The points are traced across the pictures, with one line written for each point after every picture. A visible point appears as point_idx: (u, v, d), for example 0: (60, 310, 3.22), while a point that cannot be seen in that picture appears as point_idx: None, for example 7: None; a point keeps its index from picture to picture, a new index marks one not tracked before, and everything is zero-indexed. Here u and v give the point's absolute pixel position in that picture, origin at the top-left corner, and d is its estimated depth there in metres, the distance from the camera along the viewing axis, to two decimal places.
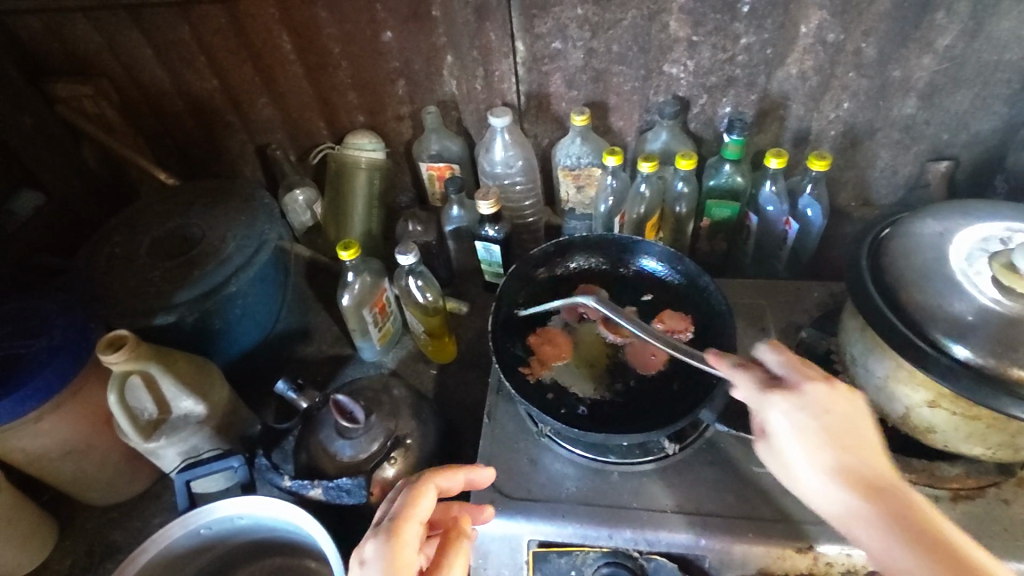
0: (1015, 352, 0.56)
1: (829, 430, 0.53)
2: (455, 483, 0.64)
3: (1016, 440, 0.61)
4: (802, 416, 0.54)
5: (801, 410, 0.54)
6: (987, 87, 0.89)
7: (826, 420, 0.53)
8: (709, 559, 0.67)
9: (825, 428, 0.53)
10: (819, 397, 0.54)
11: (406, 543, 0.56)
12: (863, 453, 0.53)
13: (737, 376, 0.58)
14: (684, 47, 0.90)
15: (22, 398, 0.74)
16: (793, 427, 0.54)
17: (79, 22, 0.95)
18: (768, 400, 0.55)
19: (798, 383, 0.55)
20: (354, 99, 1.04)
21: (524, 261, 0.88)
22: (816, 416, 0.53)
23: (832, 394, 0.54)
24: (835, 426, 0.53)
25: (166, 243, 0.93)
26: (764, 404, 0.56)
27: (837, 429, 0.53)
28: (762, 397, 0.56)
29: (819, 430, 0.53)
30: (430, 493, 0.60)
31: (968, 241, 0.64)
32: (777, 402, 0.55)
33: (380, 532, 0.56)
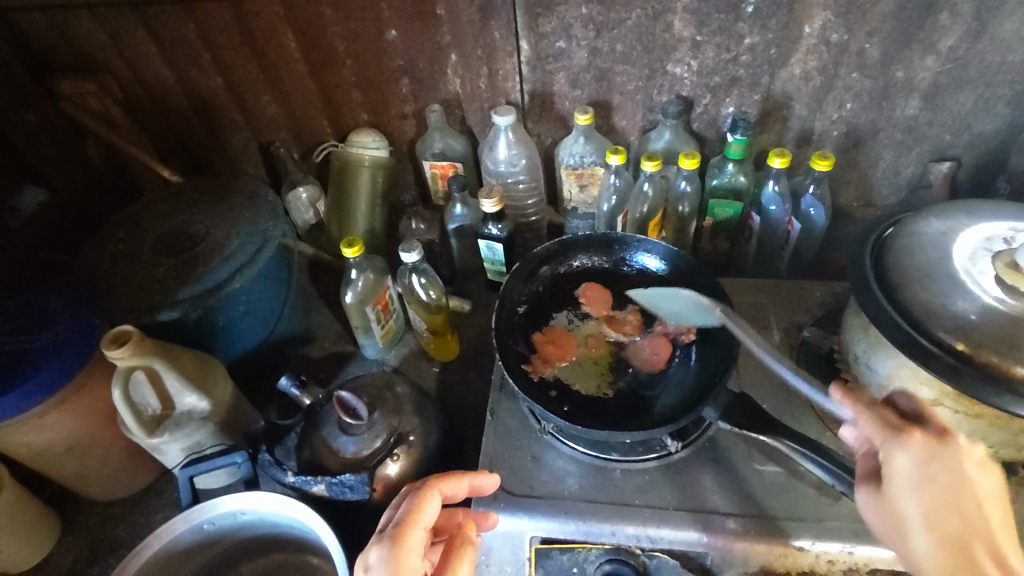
0: (1019, 351, 0.56)
1: (948, 488, 0.50)
2: (461, 489, 0.65)
3: (1018, 438, 0.62)
4: (933, 469, 0.50)
5: (927, 461, 0.51)
6: (990, 88, 0.89)
7: (949, 478, 0.50)
8: (711, 557, 0.66)
9: (948, 485, 0.50)
10: (947, 459, 0.50)
11: (409, 550, 0.57)
12: (983, 517, 0.49)
13: (860, 414, 0.55)
14: (687, 47, 0.91)
15: (27, 393, 0.74)
16: (914, 479, 0.51)
17: (85, 19, 0.95)
18: (894, 445, 0.53)
19: (930, 437, 0.52)
20: (358, 98, 1.05)
21: (527, 259, 0.88)
22: (940, 470, 0.50)
23: (963, 459, 0.50)
24: (959, 485, 0.50)
25: (170, 239, 0.93)
26: (889, 448, 0.53)
27: (959, 487, 0.50)
28: (886, 438, 0.53)
29: (941, 487, 0.50)
30: (435, 500, 0.62)
31: (972, 241, 0.65)
32: (902, 448, 0.52)
33: (384, 539, 0.58)
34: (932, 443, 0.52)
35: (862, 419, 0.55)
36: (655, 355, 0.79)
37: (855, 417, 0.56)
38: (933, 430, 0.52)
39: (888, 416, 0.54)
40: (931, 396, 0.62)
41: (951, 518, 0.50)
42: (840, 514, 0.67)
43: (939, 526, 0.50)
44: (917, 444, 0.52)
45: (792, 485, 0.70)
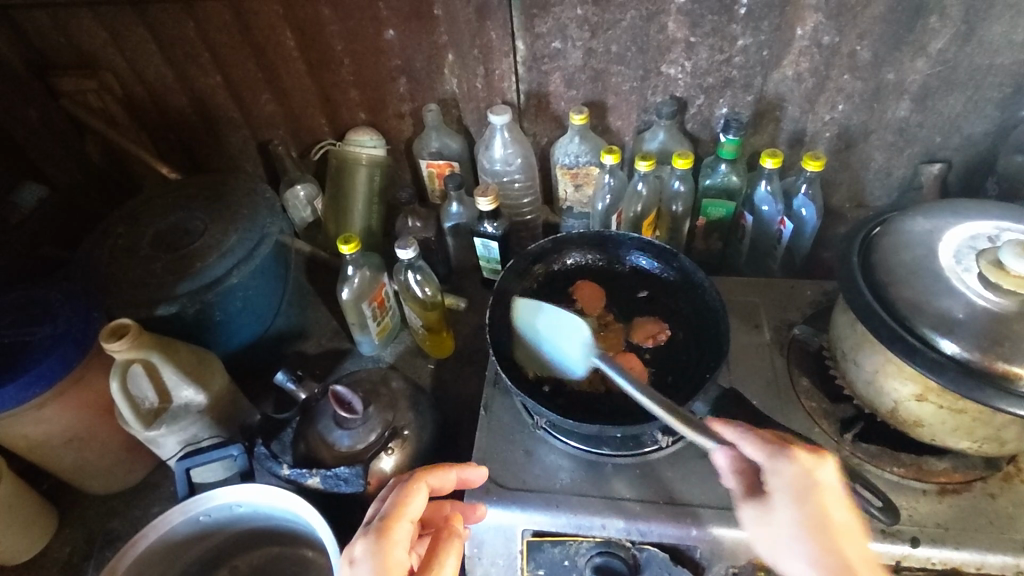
0: (1001, 347, 0.57)
1: (822, 496, 0.57)
2: (448, 482, 0.66)
3: (1002, 433, 0.62)
4: (810, 483, 0.57)
5: (808, 475, 0.58)
6: (979, 91, 0.90)
7: (821, 487, 0.57)
8: (700, 550, 0.68)
9: (820, 494, 0.57)
10: (823, 473, 0.58)
11: (395, 542, 0.58)
12: (846, 520, 0.57)
13: (745, 439, 0.61)
14: (682, 48, 0.92)
15: (27, 384, 0.75)
16: (794, 491, 0.57)
17: (85, 17, 0.96)
18: (780, 462, 0.59)
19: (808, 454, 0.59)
20: (356, 97, 1.06)
21: (522, 256, 0.89)
22: (814, 482, 0.57)
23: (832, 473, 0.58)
24: (829, 494, 0.57)
25: (169, 235, 0.94)
26: (776, 463, 0.59)
27: (827, 495, 0.57)
28: (772, 456, 0.59)
29: (816, 498, 0.57)
30: (421, 493, 0.63)
31: (957, 239, 0.66)
32: (787, 462, 0.58)
33: (370, 532, 0.59)
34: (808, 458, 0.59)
35: (749, 442, 0.61)
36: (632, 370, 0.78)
37: (740, 442, 0.61)
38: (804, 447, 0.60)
39: (770, 438, 0.60)
40: (916, 392, 0.63)
41: (825, 526, 0.56)
42: None
43: (817, 534, 0.56)
44: (800, 460, 0.58)
45: None
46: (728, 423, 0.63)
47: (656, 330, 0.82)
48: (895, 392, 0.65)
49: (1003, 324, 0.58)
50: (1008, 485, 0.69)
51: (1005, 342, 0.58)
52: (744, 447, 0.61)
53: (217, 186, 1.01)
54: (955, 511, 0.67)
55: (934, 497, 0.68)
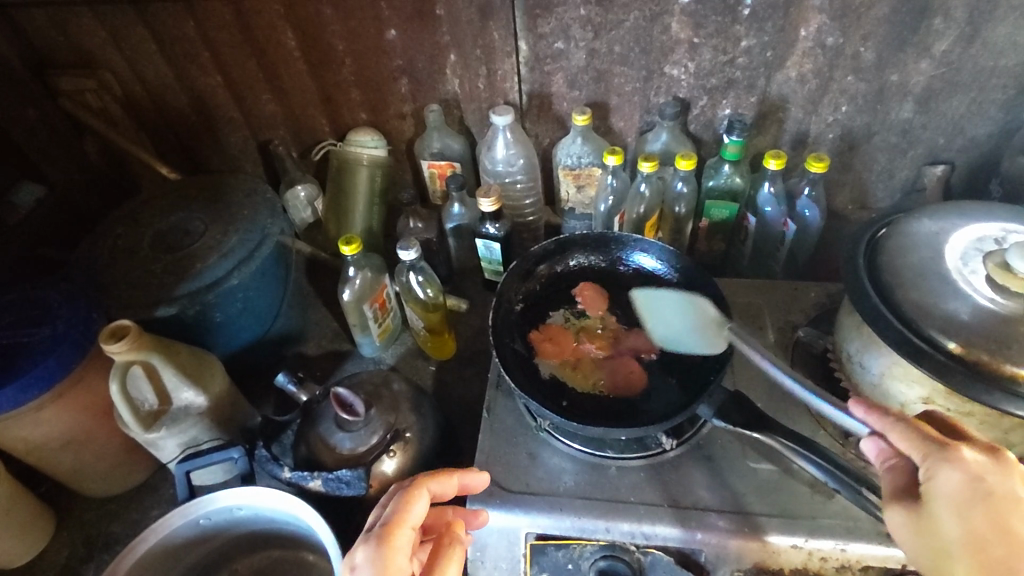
0: (1009, 349, 0.57)
1: (994, 504, 0.49)
2: (450, 488, 0.65)
3: (1008, 436, 0.62)
4: (977, 486, 0.49)
5: (973, 478, 0.50)
6: (983, 92, 0.90)
7: (994, 493, 0.49)
8: (705, 553, 0.67)
9: (990, 502, 0.49)
10: (996, 479, 0.50)
11: (396, 551, 0.57)
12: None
13: (895, 429, 0.54)
14: (685, 49, 0.91)
15: (25, 386, 0.74)
16: (960, 496, 0.49)
17: (85, 16, 0.96)
18: (937, 459, 0.51)
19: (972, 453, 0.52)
20: (357, 97, 1.05)
21: (525, 257, 0.88)
22: (984, 487, 0.49)
23: (1003, 476, 0.50)
24: (1004, 505, 0.49)
25: (168, 236, 0.93)
26: (933, 464, 0.51)
27: (1001, 504, 0.49)
28: (930, 453, 0.52)
29: (986, 504, 0.49)
30: (422, 500, 0.62)
31: (963, 241, 0.65)
32: (949, 462, 0.51)
33: (371, 539, 0.58)
34: (977, 461, 0.51)
35: (896, 434, 0.54)
36: (613, 377, 0.78)
37: (889, 433, 0.55)
38: (975, 448, 0.52)
39: (927, 432, 0.53)
40: (923, 395, 0.63)
41: (998, 542, 0.47)
42: (834, 511, 0.67)
43: (985, 549, 0.47)
44: (963, 460, 0.51)
45: (786, 483, 0.70)
46: (876, 410, 0.56)
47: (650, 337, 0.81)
48: (902, 395, 0.65)
49: (1011, 327, 0.58)
50: None
51: (1013, 344, 0.57)
52: (895, 439, 0.54)
53: (218, 186, 1.00)
54: None
55: None
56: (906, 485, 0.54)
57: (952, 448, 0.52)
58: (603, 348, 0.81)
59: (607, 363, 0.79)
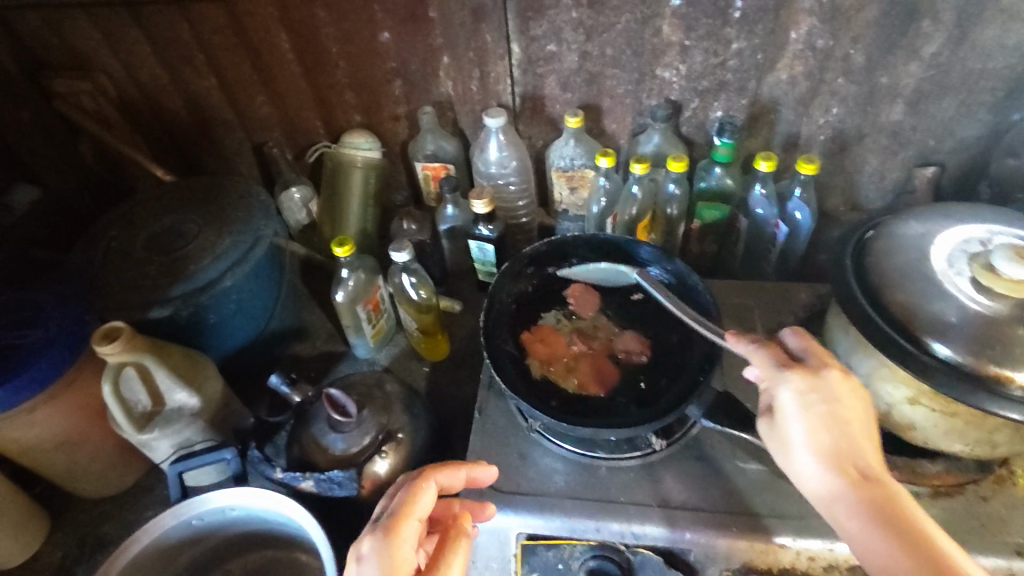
0: (993, 350, 0.58)
1: (826, 411, 0.57)
2: (456, 480, 0.66)
3: (994, 437, 0.63)
4: (812, 398, 0.57)
5: (807, 392, 0.58)
6: (972, 95, 0.91)
7: (826, 402, 0.57)
8: (694, 552, 0.68)
9: (823, 411, 0.57)
10: (827, 383, 0.58)
11: (403, 540, 0.57)
12: (852, 435, 0.56)
13: (752, 354, 0.62)
14: (676, 51, 0.92)
15: (17, 388, 0.74)
16: (798, 403, 0.58)
17: (79, 19, 0.96)
18: (779, 378, 0.59)
19: (817, 367, 0.59)
20: (351, 99, 1.06)
21: (517, 258, 0.89)
22: (815, 399, 0.57)
23: (833, 379, 0.58)
24: (832, 410, 0.57)
25: (162, 238, 0.93)
26: (777, 382, 0.59)
27: (833, 411, 0.57)
28: (773, 374, 0.60)
29: (817, 411, 0.57)
30: (430, 491, 0.62)
31: (950, 243, 0.66)
32: (787, 381, 0.59)
33: (377, 530, 0.58)
34: (812, 377, 0.58)
35: (755, 359, 0.62)
36: (603, 377, 0.79)
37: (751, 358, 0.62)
38: (812, 364, 0.59)
39: (777, 354, 0.61)
40: (908, 395, 0.63)
41: (827, 441, 0.56)
42: None
43: (817, 447, 0.56)
44: (801, 377, 0.58)
45: (774, 482, 0.71)
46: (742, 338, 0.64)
47: (637, 347, 0.81)
48: (889, 395, 0.65)
49: (995, 328, 0.59)
50: (1001, 488, 0.69)
51: (997, 346, 0.58)
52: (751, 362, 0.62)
53: (212, 188, 1.01)
54: (947, 515, 0.67)
55: (927, 500, 0.68)
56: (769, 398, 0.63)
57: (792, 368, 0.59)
58: (590, 348, 0.82)
59: (595, 363, 0.80)
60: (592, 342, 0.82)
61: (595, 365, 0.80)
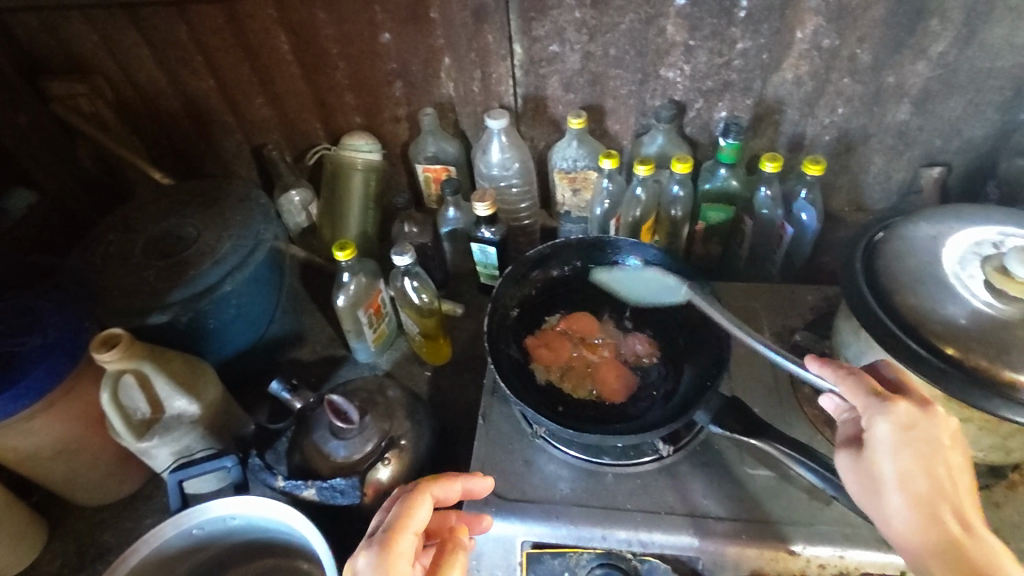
0: (1008, 355, 0.57)
1: (925, 452, 0.53)
2: (452, 492, 0.63)
3: (1008, 442, 0.62)
4: (911, 436, 0.53)
5: (906, 428, 0.54)
6: (980, 94, 0.90)
7: (925, 442, 0.53)
8: (702, 561, 0.67)
9: (923, 451, 0.53)
10: (928, 424, 0.54)
11: (398, 556, 0.56)
12: (951, 481, 0.52)
13: (843, 383, 0.58)
14: (680, 51, 0.91)
15: (15, 397, 0.73)
16: (895, 440, 0.54)
17: (76, 21, 0.95)
18: (876, 411, 0.55)
19: (917, 404, 0.55)
20: (351, 101, 1.04)
21: (520, 262, 0.86)
22: (914, 436, 0.53)
23: (935, 420, 0.54)
24: (931, 451, 0.53)
25: (162, 242, 0.92)
26: (871, 415, 0.55)
27: (932, 452, 0.53)
28: (869, 406, 0.55)
29: (916, 451, 0.53)
30: (426, 504, 0.60)
31: (961, 245, 0.65)
32: (884, 414, 0.54)
33: (373, 544, 0.56)
34: (910, 413, 0.54)
35: (845, 389, 0.57)
36: (621, 385, 0.77)
37: (840, 387, 0.58)
38: (910, 400, 0.55)
39: (871, 385, 0.57)
40: None
41: (924, 484, 0.52)
42: (832, 517, 0.67)
43: (913, 490, 0.52)
44: (900, 411, 0.54)
45: (783, 489, 0.70)
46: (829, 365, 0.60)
47: (646, 350, 0.81)
48: None
49: (1010, 332, 0.58)
50: (1014, 493, 0.68)
51: (1012, 350, 0.57)
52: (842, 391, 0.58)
53: (212, 192, 0.99)
54: None
55: None
56: (853, 431, 0.58)
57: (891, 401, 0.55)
58: (595, 353, 0.81)
59: (600, 369, 0.79)
60: (597, 347, 0.81)
61: (606, 371, 0.79)
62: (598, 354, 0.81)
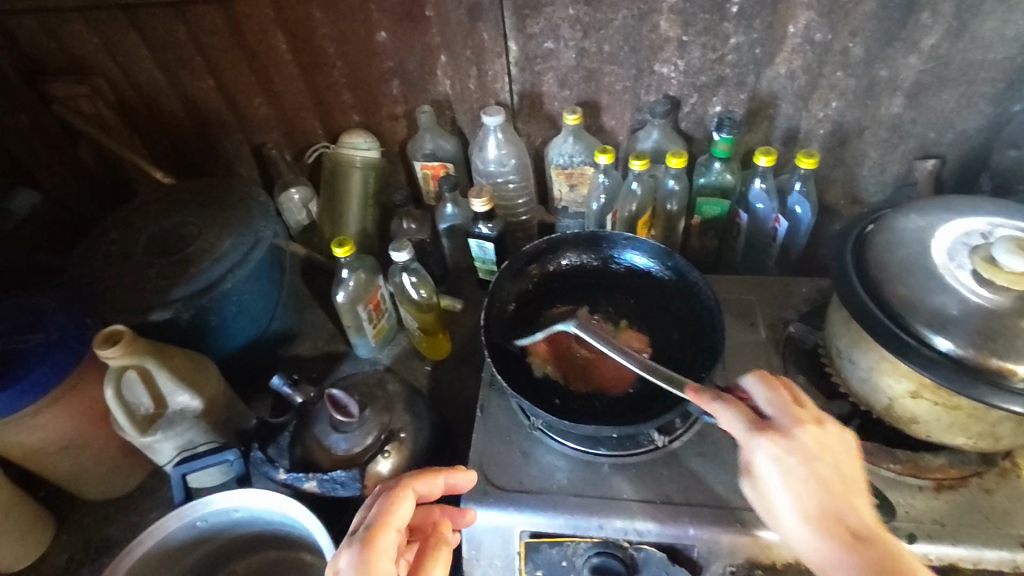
0: (995, 343, 0.58)
1: (811, 469, 0.54)
2: (436, 488, 0.65)
3: (997, 430, 0.62)
4: (788, 457, 0.55)
5: (786, 453, 0.55)
6: (972, 86, 0.91)
7: (805, 463, 0.55)
8: (697, 548, 0.68)
9: (806, 473, 0.54)
10: (805, 440, 0.56)
11: (380, 553, 0.57)
12: (837, 495, 0.54)
13: (716, 414, 0.60)
14: (674, 47, 0.92)
15: (20, 392, 0.75)
16: (778, 463, 0.55)
17: (76, 23, 0.96)
18: (752, 441, 0.57)
19: (788, 423, 0.57)
20: (349, 99, 1.05)
21: (516, 257, 0.88)
22: (794, 459, 0.55)
23: (813, 434, 0.56)
24: (811, 470, 0.54)
25: (163, 240, 0.93)
26: (750, 443, 0.57)
27: (813, 470, 0.54)
28: (746, 437, 0.57)
29: (803, 469, 0.54)
30: (408, 501, 0.62)
31: (951, 235, 0.66)
32: (761, 442, 0.56)
33: (354, 543, 0.58)
34: (783, 435, 0.56)
35: (722, 421, 0.59)
36: (627, 377, 0.79)
37: (715, 419, 0.60)
38: (777, 424, 0.57)
39: (741, 414, 0.58)
40: (911, 389, 0.63)
41: (812, 504, 0.54)
42: None
43: (804, 513, 0.54)
44: (776, 438, 0.56)
45: None
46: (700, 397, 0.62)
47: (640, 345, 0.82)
48: (890, 389, 0.65)
49: (997, 321, 0.59)
50: (1004, 480, 0.69)
51: (998, 338, 0.58)
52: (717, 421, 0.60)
53: (212, 190, 1.01)
54: (951, 507, 0.67)
55: (929, 493, 0.68)
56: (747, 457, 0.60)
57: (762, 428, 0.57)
58: (589, 350, 0.82)
59: (595, 366, 0.80)
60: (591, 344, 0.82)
61: (606, 365, 0.80)
62: (592, 352, 0.82)
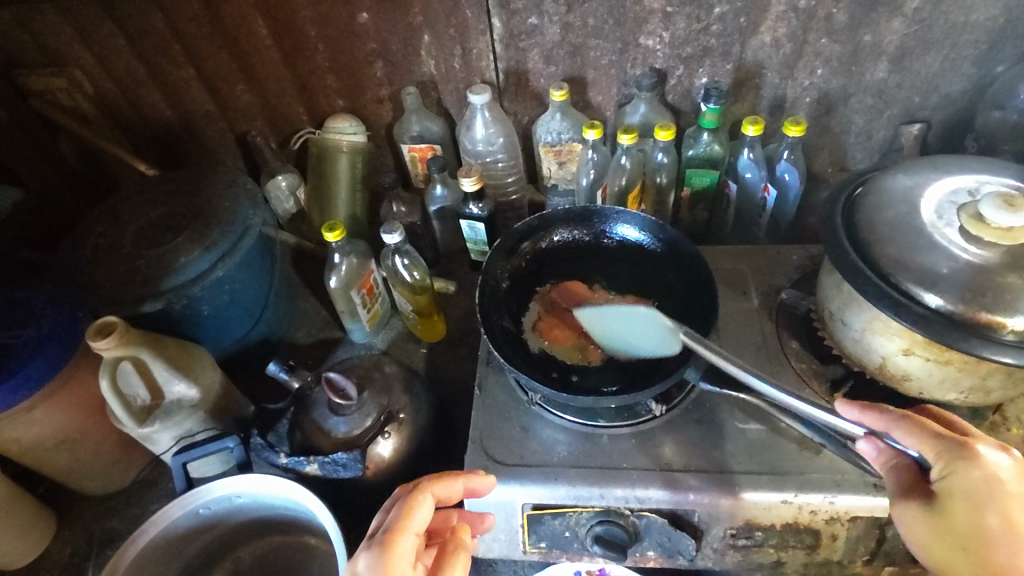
0: (983, 297, 0.59)
1: (1008, 505, 0.50)
2: (454, 491, 0.64)
3: (987, 383, 0.63)
4: (992, 484, 0.51)
5: (990, 475, 0.51)
6: (955, 49, 0.91)
7: (1009, 492, 0.51)
8: (698, 514, 0.69)
9: (1003, 502, 0.50)
10: (1005, 473, 0.52)
11: (397, 557, 0.58)
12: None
13: (903, 426, 0.56)
14: (659, 19, 0.91)
15: (14, 388, 0.74)
16: (978, 489, 0.51)
17: (49, 13, 0.94)
18: (952, 458, 0.53)
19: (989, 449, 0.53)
20: (333, 83, 1.04)
21: (508, 235, 0.88)
22: (1001, 485, 0.51)
23: (1017, 469, 0.52)
24: (1014, 503, 0.50)
25: (150, 231, 0.92)
26: (947, 460, 0.53)
27: (1010, 502, 0.51)
28: (944, 453, 0.53)
29: (1000, 503, 0.51)
30: (426, 505, 0.62)
31: (938, 194, 0.67)
32: (964, 459, 0.52)
33: (373, 546, 0.58)
34: (992, 460, 0.52)
35: (906, 433, 0.56)
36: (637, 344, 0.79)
37: (895, 430, 0.57)
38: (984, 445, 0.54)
39: (935, 428, 0.55)
40: (902, 346, 0.64)
41: (1005, 540, 0.50)
42: (822, 466, 0.69)
43: (995, 545, 0.50)
44: (980, 458, 0.52)
45: (774, 441, 0.72)
46: (874, 411, 0.59)
47: None
48: (882, 348, 0.66)
49: (986, 277, 0.59)
50: (995, 434, 0.70)
51: (986, 293, 0.59)
52: (899, 434, 0.56)
53: (197, 179, 0.99)
54: None
55: None
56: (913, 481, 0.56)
57: (966, 447, 0.53)
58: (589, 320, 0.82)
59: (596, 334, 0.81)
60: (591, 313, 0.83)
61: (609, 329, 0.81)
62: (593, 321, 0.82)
